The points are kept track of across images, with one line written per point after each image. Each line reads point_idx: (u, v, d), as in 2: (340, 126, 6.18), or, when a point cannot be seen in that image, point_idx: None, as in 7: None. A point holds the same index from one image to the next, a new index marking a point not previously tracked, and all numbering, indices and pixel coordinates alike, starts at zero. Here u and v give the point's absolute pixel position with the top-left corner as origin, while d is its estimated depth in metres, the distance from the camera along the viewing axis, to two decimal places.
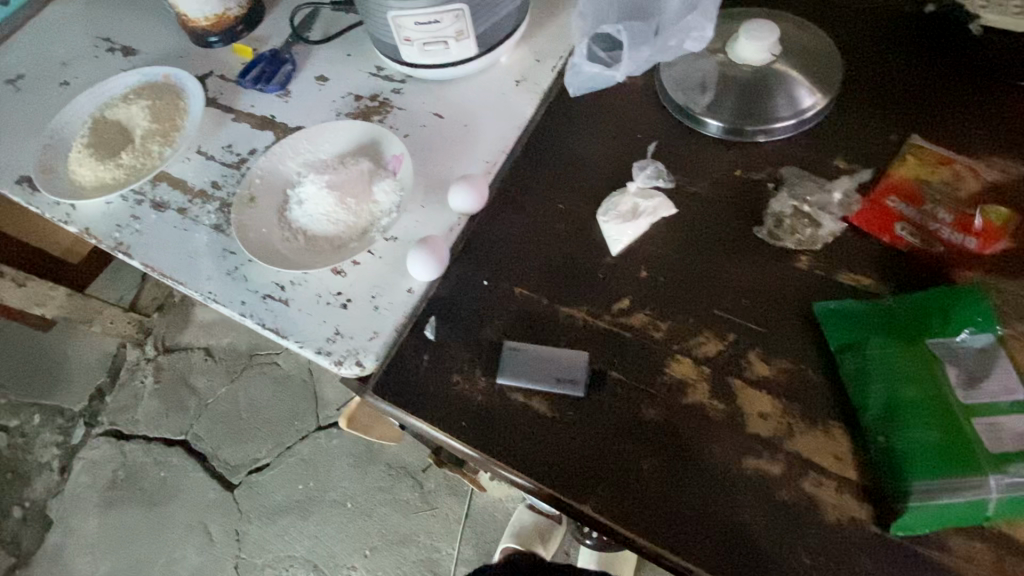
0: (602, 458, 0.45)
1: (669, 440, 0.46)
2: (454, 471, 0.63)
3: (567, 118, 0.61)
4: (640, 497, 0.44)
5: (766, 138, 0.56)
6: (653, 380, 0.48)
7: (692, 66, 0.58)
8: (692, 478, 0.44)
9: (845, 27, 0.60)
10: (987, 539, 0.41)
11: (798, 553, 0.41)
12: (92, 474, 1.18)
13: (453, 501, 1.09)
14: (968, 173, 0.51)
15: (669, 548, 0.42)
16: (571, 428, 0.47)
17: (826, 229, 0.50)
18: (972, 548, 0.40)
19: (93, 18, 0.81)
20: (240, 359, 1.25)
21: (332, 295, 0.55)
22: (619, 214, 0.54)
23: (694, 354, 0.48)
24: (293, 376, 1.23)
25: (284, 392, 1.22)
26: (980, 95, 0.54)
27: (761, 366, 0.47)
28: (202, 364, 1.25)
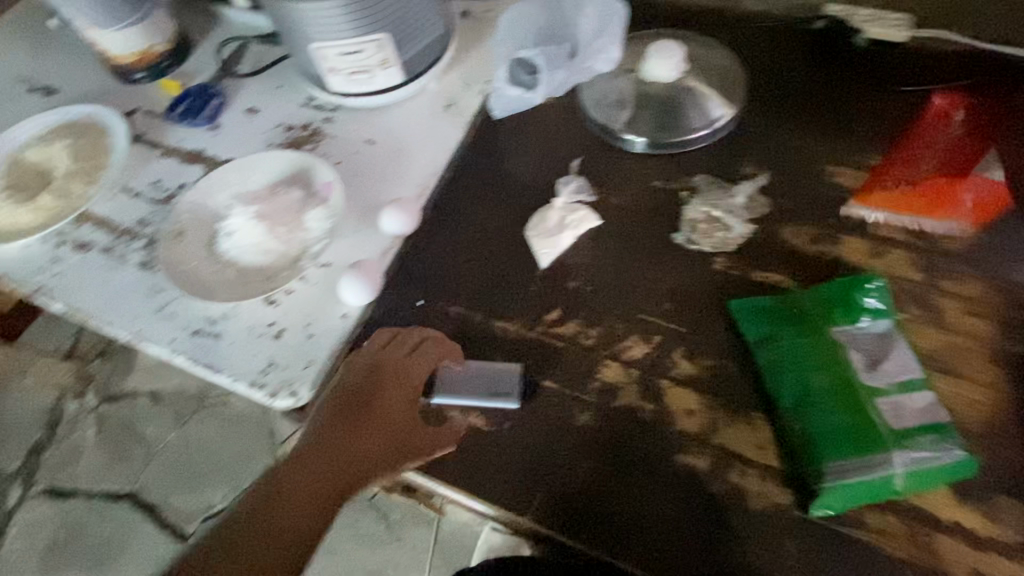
0: (537, 467, 0.46)
1: (601, 444, 0.46)
2: (404, 496, 0.62)
3: (494, 140, 0.63)
4: (574, 503, 0.44)
5: (680, 150, 0.59)
6: (584, 386, 0.48)
7: (608, 84, 0.61)
8: (624, 479, 0.44)
9: (747, 44, 0.64)
10: (906, 515, 0.41)
11: (727, 543, 0.42)
12: (30, 538, 1.11)
13: (420, 530, 1.07)
14: (860, 173, 0.55)
15: (604, 552, 0.42)
16: (505, 440, 0.47)
17: (736, 232, 0.53)
18: (892, 525, 0.41)
19: (10, 59, 0.79)
20: (190, 401, 1.21)
21: (265, 326, 0.55)
22: (546, 229, 0.56)
23: (623, 357, 0.49)
24: (248, 414, 1.19)
25: (238, 432, 1.18)
26: (869, 101, 0.59)
27: (686, 363, 0.48)
28: (148, 410, 1.20)
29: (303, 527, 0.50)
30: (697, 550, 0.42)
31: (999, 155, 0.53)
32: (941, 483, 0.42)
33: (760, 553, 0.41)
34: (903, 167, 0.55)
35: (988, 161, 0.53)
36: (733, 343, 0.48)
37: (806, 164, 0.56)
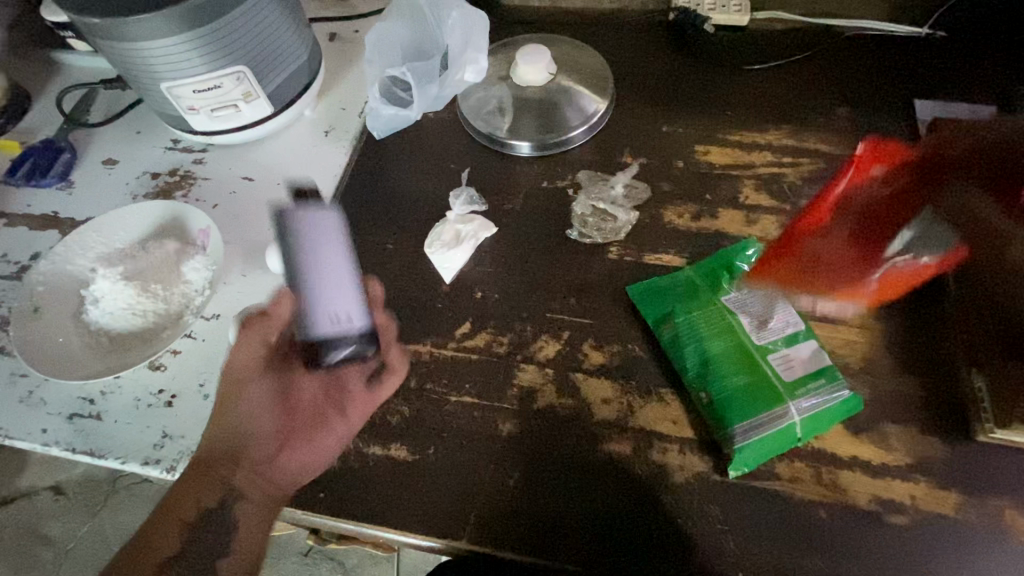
0: (467, 486, 0.45)
1: (526, 449, 0.46)
2: (342, 544, 0.59)
3: (379, 161, 0.61)
4: (509, 514, 0.44)
5: (562, 148, 0.60)
6: (503, 394, 0.48)
7: (484, 93, 0.62)
8: (554, 479, 0.44)
9: (610, 41, 0.68)
10: (811, 459, 0.44)
11: (658, 521, 0.43)
12: None
13: (381, 570, 1.02)
14: (728, 147, 0.59)
15: (545, 557, 0.42)
16: (431, 464, 0.46)
17: (625, 219, 0.55)
18: (801, 470, 0.44)
19: None
20: (101, 488, 1.09)
21: (153, 395, 0.50)
22: (443, 243, 0.55)
23: (536, 358, 0.49)
24: None
25: None
26: (725, 81, 0.64)
27: (596, 354, 0.49)
28: (52, 507, 1.07)
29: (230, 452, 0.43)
30: (632, 533, 0.42)
31: (834, 121, 0.60)
32: (836, 423, 0.45)
33: (690, 523, 0.42)
34: (763, 139, 0.59)
35: (826, 126, 0.59)
36: (636, 327, 0.50)
37: (678, 147, 0.60)
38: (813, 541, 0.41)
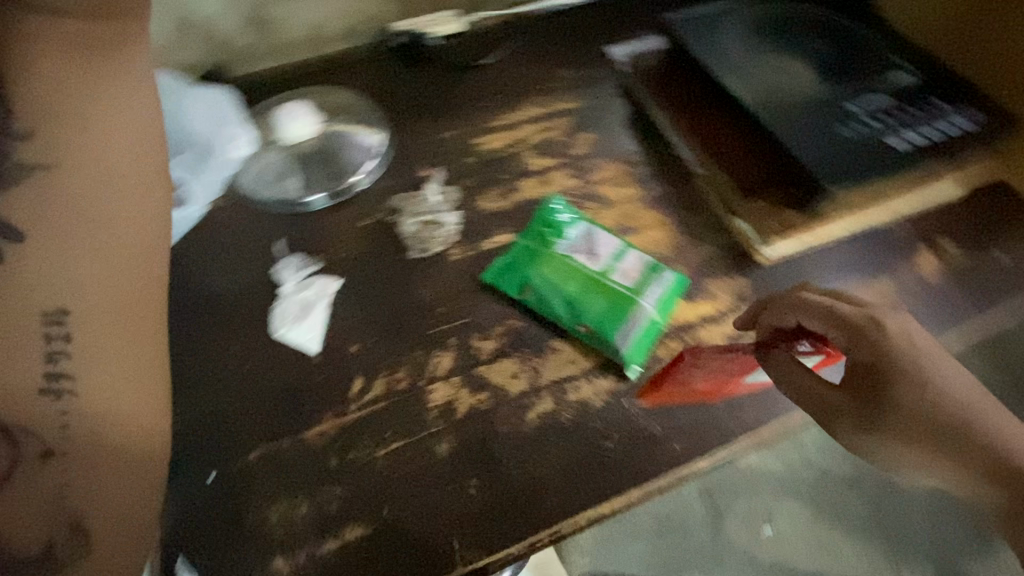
0: (435, 519, 0.45)
1: (471, 454, 0.47)
2: None
3: (178, 272, 0.56)
4: (486, 518, 0.45)
5: (362, 185, 0.62)
6: (424, 421, 0.49)
7: (260, 164, 0.62)
8: (507, 463, 0.47)
9: (357, 79, 0.71)
10: (678, 335, 0.54)
11: (603, 444, 0.48)
12: None
13: None
14: (499, 132, 0.68)
15: (535, 532, 0.44)
16: (392, 522, 0.44)
17: (449, 224, 0.59)
18: (676, 346, 0.53)
19: None
20: None
21: None
22: (293, 318, 0.53)
23: (438, 374, 0.51)
24: None
25: None
26: (470, 80, 0.72)
27: (486, 343, 0.52)
28: None
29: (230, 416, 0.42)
30: (591, 466, 0.47)
31: (564, 84, 0.72)
32: (678, 297, 0.56)
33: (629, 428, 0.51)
34: (521, 116, 0.69)
35: (561, 89, 0.72)
36: (506, 304, 0.55)
37: (462, 145, 0.66)
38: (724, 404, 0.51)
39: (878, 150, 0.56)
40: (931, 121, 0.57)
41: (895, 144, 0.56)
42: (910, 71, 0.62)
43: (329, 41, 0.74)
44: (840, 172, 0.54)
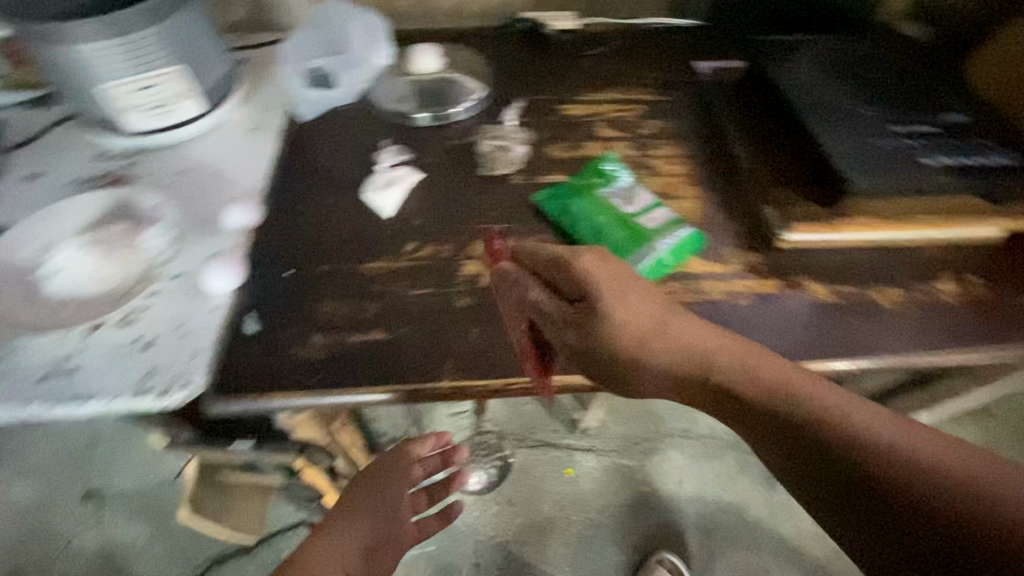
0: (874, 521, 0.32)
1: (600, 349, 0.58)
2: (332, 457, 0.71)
3: (304, 134, 0.74)
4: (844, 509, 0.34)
5: (458, 116, 0.76)
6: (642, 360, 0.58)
7: (390, 87, 0.78)
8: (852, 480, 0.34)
9: (482, 48, 0.88)
10: (777, 279, 0.62)
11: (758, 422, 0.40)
12: None
13: None
14: (592, 103, 0.80)
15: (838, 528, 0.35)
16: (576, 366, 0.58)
17: (518, 150, 0.72)
18: (768, 283, 0.62)
19: None
20: (35, 506, 1.20)
21: (130, 342, 0.54)
22: (378, 186, 0.67)
23: None
24: (121, 452, 1.27)
25: (122, 465, 1.25)
26: (570, 65, 0.85)
27: None
28: (12, 476, 1.23)
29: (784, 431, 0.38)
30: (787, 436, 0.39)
31: (657, 82, 0.83)
32: (691, 254, 0.63)
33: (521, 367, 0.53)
34: (605, 93, 0.81)
35: (653, 85, 0.83)
36: (545, 223, 0.66)
37: (547, 107, 0.79)
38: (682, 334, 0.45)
39: (913, 167, 0.60)
40: (968, 152, 0.62)
41: (924, 161, 0.61)
42: (1010, 155, 0.62)
43: (467, 17, 0.91)
44: (862, 161, 0.60)
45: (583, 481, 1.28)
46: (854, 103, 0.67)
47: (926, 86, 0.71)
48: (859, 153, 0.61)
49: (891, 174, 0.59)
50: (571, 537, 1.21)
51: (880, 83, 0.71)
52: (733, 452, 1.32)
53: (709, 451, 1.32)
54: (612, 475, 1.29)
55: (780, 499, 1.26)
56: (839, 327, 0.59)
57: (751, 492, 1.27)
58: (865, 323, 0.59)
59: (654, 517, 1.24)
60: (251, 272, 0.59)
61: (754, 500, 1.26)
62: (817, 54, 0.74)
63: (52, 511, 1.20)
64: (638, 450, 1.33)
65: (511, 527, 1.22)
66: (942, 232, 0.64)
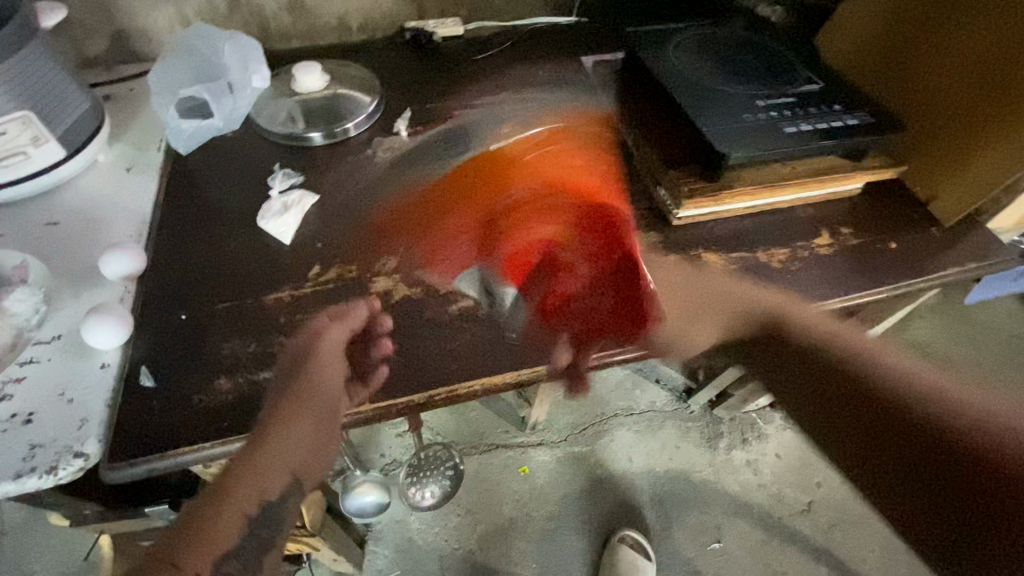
0: None
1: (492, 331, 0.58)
2: None
3: (187, 168, 0.70)
4: None
5: (352, 132, 0.75)
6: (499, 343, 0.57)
7: (277, 109, 0.75)
8: None
9: (371, 61, 0.87)
10: (676, 255, 0.65)
11: None
12: None
13: None
14: (487, 105, 0.81)
15: None
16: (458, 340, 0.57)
17: (417, 160, 0.71)
18: (668, 260, 0.65)
19: None
20: None
21: (6, 420, 0.48)
22: (274, 213, 0.64)
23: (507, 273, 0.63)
24: (31, 540, 1.14)
25: (35, 553, 1.12)
26: (460, 71, 0.86)
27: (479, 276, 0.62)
28: None
29: None
30: None
31: (547, 80, 0.85)
32: None
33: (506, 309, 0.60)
34: (498, 95, 0.82)
35: (543, 83, 0.85)
36: (453, 230, 0.66)
37: (443, 114, 0.79)
38: (685, 301, 0.62)
39: (780, 136, 0.66)
40: (824, 117, 0.68)
41: (789, 129, 0.66)
42: (860, 116, 0.69)
43: (351, 31, 0.89)
44: (736, 135, 0.65)
45: (538, 476, 1.30)
46: (725, 83, 0.72)
47: (784, 61, 0.78)
48: (734, 127, 0.66)
49: (764, 143, 0.64)
50: (535, 533, 1.22)
51: (745, 61, 0.77)
52: (675, 422, 1.39)
53: (653, 425, 1.38)
54: (566, 465, 1.31)
55: (723, 457, 1.34)
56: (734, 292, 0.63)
57: (696, 456, 1.34)
58: (757, 284, 0.64)
59: (611, 496, 1.28)
60: (141, 322, 0.55)
61: (699, 463, 1.33)
62: (688, 40, 0.80)
63: None
64: (587, 435, 1.36)
65: (474, 535, 1.21)
66: (818, 189, 0.70)
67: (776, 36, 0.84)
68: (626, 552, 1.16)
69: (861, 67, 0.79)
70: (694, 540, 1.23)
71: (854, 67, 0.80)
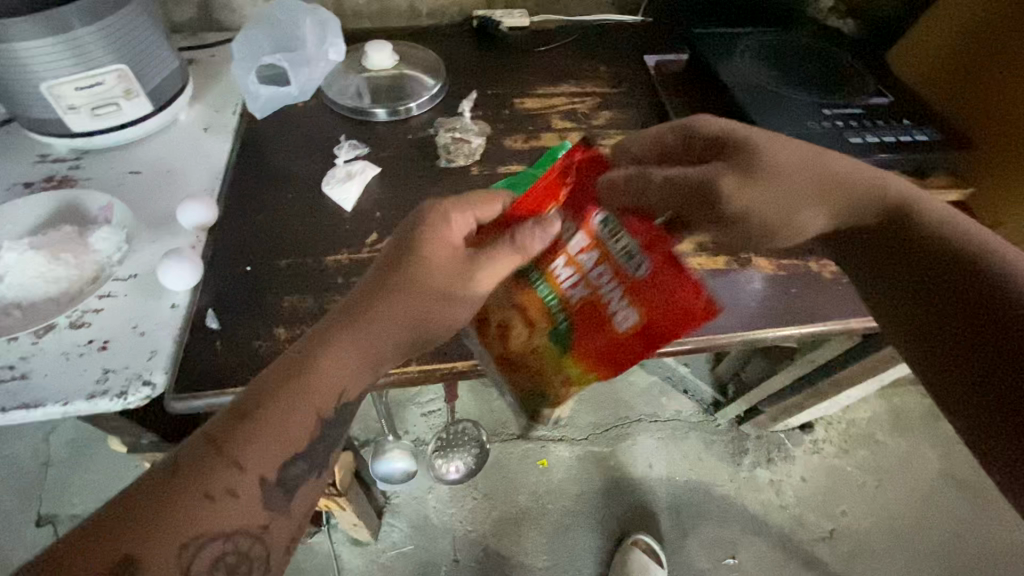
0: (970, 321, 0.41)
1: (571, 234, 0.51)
2: None
3: (259, 132, 0.73)
4: (936, 308, 0.43)
5: (416, 111, 0.77)
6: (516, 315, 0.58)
7: (346, 84, 0.78)
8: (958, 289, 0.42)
9: (437, 46, 0.89)
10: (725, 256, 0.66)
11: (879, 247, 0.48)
12: None
13: (328, 550, 1.17)
14: (548, 96, 0.82)
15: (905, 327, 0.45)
16: None
17: (476, 143, 0.73)
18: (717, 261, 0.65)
19: None
20: None
21: (84, 345, 0.52)
22: (338, 180, 0.67)
23: None
24: (75, 473, 1.21)
25: (78, 485, 1.20)
26: (522, 61, 0.87)
27: None
28: None
29: (909, 241, 0.47)
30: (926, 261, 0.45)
31: (608, 76, 0.86)
32: None
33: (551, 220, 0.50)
34: (558, 87, 0.84)
35: (605, 78, 0.86)
36: None
37: (503, 101, 0.81)
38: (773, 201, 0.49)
39: (844, 146, 0.65)
40: (892, 131, 0.67)
41: (855, 140, 0.65)
42: (929, 132, 0.67)
43: (420, 16, 0.92)
44: (798, 141, 0.65)
45: (557, 469, 1.30)
46: (790, 89, 0.71)
47: (853, 72, 0.77)
48: (795, 134, 0.65)
49: (827, 152, 0.64)
50: (548, 526, 1.23)
51: (812, 70, 0.76)
52: (699, 432, 1.37)
53: (677, 434, 1.37)
54: (585, 462, 1.32)
55: (746, 474, 1.32)
56: (782, 297, 0.63)
57: (717, 469, 1.32)
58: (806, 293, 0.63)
59: (628, 499, 1.27)
60: (210, 271, 0.58)
61: (721, 476, 1.31)
62: (754, 44, 0.79)
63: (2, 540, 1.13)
64: (609, 436, 1.36)
65: (489, 520, 1.23)
66: None
67: (846, 48, 0.83)
68: (639, 554, 1.16)
69: (933, 84, 0.77)
70: (708, 553, 1.22)
71: (925, 85, 0.78)
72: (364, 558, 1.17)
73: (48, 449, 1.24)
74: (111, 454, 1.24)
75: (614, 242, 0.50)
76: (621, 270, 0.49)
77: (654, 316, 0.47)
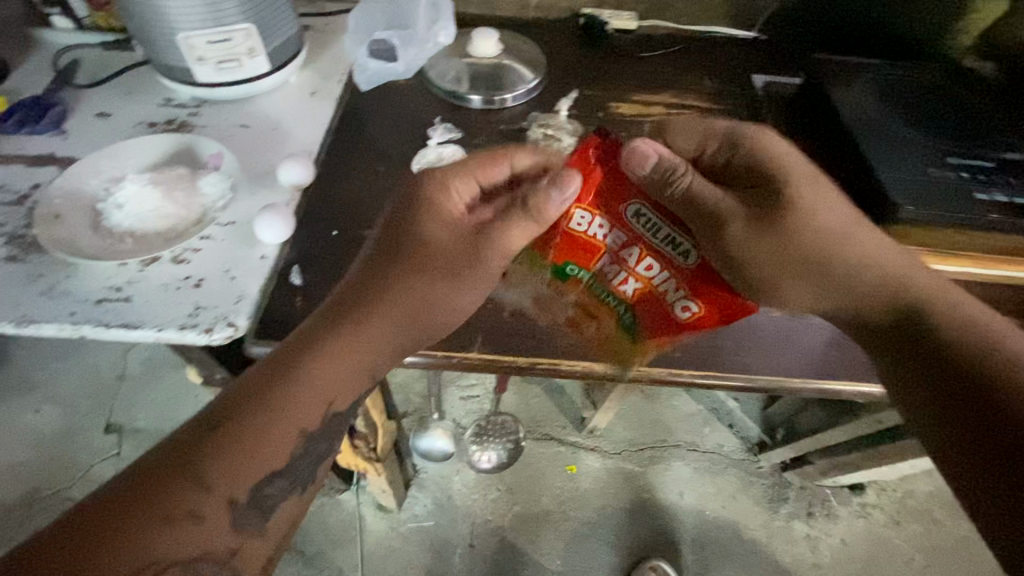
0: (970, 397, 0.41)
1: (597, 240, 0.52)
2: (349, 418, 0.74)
3: (360, 104, 0.76)
4: (936, 380, 0.43)
5: (510, 102, 0.78)
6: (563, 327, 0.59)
7: (448, 67, 0.80)
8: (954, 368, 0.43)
9: (540, 40, 0.89)
10: None
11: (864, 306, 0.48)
12: None
13: (354, 510, 1.21)
14: (645, 104, 0.80)
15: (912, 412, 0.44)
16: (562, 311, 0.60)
17: (566, 143, 0.73)
18: None
19: None
20: (62, 432, 1.26)
21: (181, 280, 0.56)
22: (428, 160, 0.69)
23: None
24: (144, 391, 1.32)
25: (145, 402, 1.30)
26: (623, 65, 0.86)
27: None
28: (42, 400, 1.29)
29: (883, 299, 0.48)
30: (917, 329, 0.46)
31: (711, 91, 0.83)
32: None
33: (573, 191, 0.48)
34: (657, 96, 0.81)
35: (707, 93, 0.83)
36: None
37: (599, 104, 0.79)
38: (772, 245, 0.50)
39: (966, 200, 0.60)
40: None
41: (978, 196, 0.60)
42: None
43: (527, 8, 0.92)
44: (913, 188, 0.60)
45: (584, 478, 1.29)
46: (912, 130, 0.66)
47: (987, 121, 0.70)
48: (910, 180, 0.61)
49: (944, 204, 0.59)
50: (567, 532, 1.22)
51: (938, 113, 0.70)
52: (738, 470, 1.32)
53: (714, 468, 1.32)
54: (614, 477, 1.30)
55: (781, 523, 1.26)
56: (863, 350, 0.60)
57: (751, 511, 1.27)
58: None
59: (651, 523, 1.25)
60: (300, 230, 0.61)
61: (753, 521, 1.26)
62: (876, 77, 0.74)
63: (76, 439, 1.26)
64: (642, 455, 1.33)
65: (509, 514, 1.24)
66: (994, 268, 0.63)
67: (983, 93, 0.75)
68: None
69: None
70: None
71: None
72: (384, 523, 1.20)
73: (124, 365, 1.35)
74: (177, 380, 1.34)
75: (648, 226, 0.51)
76: (659, 249, 0.51)
77: (713, 305, 0.51)
